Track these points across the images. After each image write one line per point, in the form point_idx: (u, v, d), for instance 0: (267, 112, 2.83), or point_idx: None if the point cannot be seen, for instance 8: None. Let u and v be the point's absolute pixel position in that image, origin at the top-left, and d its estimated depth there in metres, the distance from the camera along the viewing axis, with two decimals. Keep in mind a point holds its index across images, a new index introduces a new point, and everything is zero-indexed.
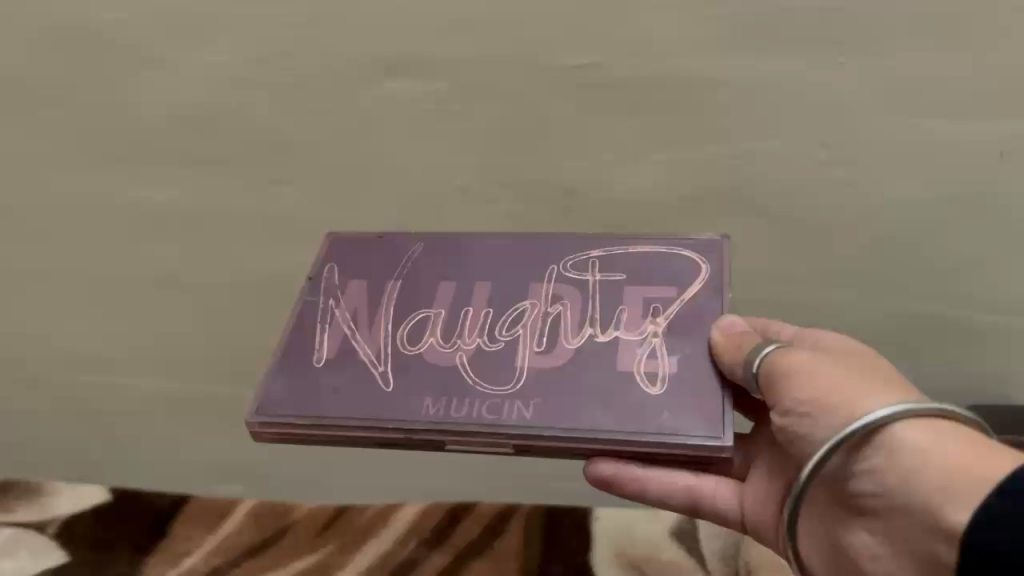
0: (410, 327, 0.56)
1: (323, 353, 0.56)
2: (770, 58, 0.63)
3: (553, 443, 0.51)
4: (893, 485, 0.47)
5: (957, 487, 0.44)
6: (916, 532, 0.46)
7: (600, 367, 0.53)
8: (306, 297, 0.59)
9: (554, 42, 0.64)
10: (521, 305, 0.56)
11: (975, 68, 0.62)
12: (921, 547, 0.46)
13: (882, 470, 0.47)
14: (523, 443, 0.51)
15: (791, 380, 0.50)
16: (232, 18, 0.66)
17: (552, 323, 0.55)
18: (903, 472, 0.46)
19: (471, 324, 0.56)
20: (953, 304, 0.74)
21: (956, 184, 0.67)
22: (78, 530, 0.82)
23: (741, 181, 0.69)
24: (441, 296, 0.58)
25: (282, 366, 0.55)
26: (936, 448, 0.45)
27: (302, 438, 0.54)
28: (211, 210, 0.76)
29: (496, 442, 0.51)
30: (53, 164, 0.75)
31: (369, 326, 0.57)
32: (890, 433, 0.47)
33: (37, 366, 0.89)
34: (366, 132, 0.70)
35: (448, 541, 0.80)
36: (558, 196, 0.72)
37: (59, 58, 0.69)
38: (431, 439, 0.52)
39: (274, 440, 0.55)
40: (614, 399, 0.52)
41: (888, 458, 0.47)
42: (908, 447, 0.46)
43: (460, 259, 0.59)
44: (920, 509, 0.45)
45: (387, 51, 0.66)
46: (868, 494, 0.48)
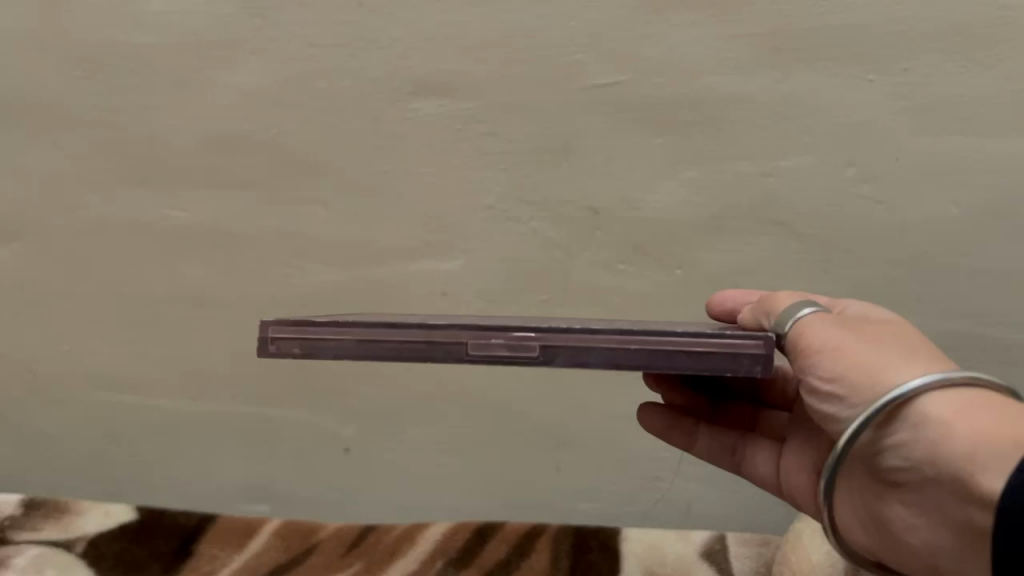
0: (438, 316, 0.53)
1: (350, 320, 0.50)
2: (795, 75, 0.64)
3: (586, 334, 0.43)
4: (921, 461, 0.43)
5: (984, 457, 0.41)
6: (952, 506, 0.43)
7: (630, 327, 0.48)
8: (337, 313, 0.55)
9: (579, 62, 0.66)
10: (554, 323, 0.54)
11: (997, 87, 0.62)
12: (957, 522, 0.43)
13: (909, 445, 0.44)
14: (554, 341, 0.43)
15: (814, 357, 0.47)
16: (263, 41, 0.69)
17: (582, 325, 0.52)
18: (929, 447, 0.43)
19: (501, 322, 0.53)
20: (1013, 330, 0.70)
21: (994, 199, 0.66)
22: (105, 549, 0.82)
23: (770, 199, 0.68)
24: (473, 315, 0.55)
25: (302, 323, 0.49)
26: (962, 418, 0.42)
27: (307, 352, 0.44)
28: (235, 230, 0.77)
29: (524, 341, 0.43)
30: (86, 185, 0.77)
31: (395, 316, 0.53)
32: (912, 408, 0.43)
33: (68, 385, 0.89)
34: (392, 153, 0.71)
35: (475, 561, 0.79)
36: (584, 215, 0.70)
37: (91, 79, 0.72)
38: (451, 342, 0.43)
39: (276, 356, 0.45)
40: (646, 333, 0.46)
41: (913, 433, 0.43)
42: (931, 422, 0.43)
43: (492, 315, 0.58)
44: (950, 480, 0.42)
45: (416, 72, 0.68)
46: (898, 469, 0.45)
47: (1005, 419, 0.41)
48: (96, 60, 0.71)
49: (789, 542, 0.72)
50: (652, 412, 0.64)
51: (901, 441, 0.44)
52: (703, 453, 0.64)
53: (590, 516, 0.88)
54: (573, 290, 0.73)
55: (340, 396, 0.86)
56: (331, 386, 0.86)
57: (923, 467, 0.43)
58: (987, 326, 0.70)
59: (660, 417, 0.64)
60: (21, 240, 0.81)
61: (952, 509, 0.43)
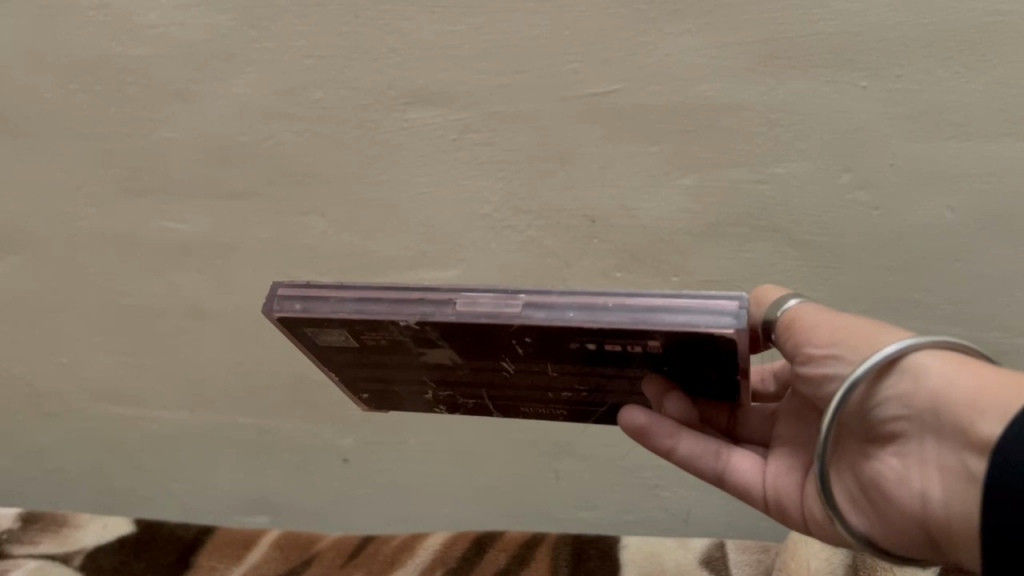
0: (443, 380, 0.59)
1: (365, 355, 0.57)
2: (792, 82, 0.63)
3: (562, 292, 0.50)
4: (921, 410, 0.45)
5: (985, 401, 0.42)
6: (946, 454, 0.44)
7: (614, 368, 0.54)
8: (352, 371, 0.61)
9: (574, 71, 0.65)
10: (552, 398, 0.59)
11: (1000, 90, 0.61)
12: (953, 467, 0.44)
13: (909, 395, 0.45)
14: (534, 298, 0.50)
15: (801, 335, 0.50)
16: (256, 53, 0.68)
17: (571, 391, 0.57)
18: (932, 395, 0.44)
19: (500, 385, 0.58)
20: (998, 329, 0.72)
21: (987, 204, 0.66)
22: (103, 563, 0.82)
23: (766, 204, 0.68)
24: (474, 393, 0.60)
25: (327, 344, 0.56)
26: (964, 370, 0.44)
27: (320, 318, 0.53)
28: (236, 239, 0.77)
29: (508, 298, 0.50)
30: (85, 197, 0.77)
31: (406, 373, 0.59)
32: (915, 362, 0.45)
33: (68, 398, 0.89)
34: (389, 163, 0.71)
35: (474, 570, 0.79)
36: (581, 223, 0.71)
37: (87, 93, 0.71)
38: (442, 301, 0.51)
39: (292, 320, 0.53)
40: (625, 354, 0.51)
41: (912, 384, 0.45)
42: (928, 369, 0.45)
43: (497, 407, 0.62)
44: (952, 425, 0.43)
45: (412, 83, 0.67)
46: (894, 425, 0.47)
47: (1005, 371, 0.43)
48: (91, 73, 0.70)
49: (788, 547, 0.73)
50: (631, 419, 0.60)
51: (897, 393, 0.46)
52: (687, 461, 0.60)
53: (589, 523, 0.89)
54: None
55: (337, 409, 0.85)
56: (328, 399, 0.84)
57: (920, 417, 0.45)
58: (985, 330, 0.72)
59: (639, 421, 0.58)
60: (20, 252, 0.81)
61: (945, 458, 0.44)
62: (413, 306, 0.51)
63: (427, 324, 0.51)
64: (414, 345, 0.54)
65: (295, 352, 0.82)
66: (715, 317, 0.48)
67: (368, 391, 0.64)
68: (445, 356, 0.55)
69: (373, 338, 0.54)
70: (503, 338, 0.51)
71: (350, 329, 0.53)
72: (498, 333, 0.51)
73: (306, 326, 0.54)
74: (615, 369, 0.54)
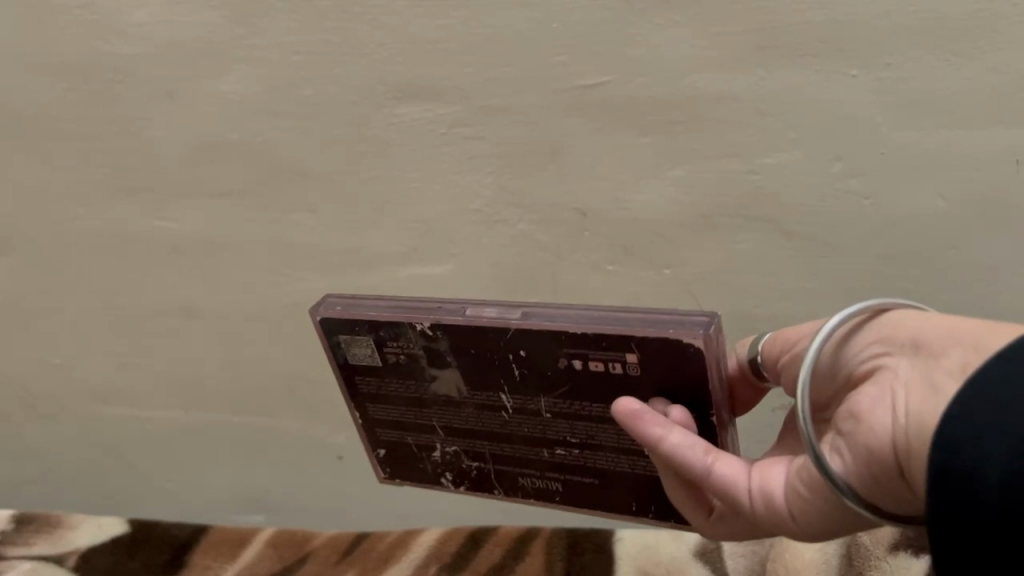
0: (452, 428, 0.61)
1: (386, 387, 0.61)
2: (783, 72, 0.63)
3: (558, 307, 0.55)
4: (898, 348, 0.45)
5: (964, 334, 0.42)
6: (912, 380, 0.43)
7: (601, 407, 0.55)
8: (375, 414, 0.64)
9: (562, 63, 0.64)
10: (546, 461, 0.60)
11: (990, 77, 0.61)
12: (922, 387, 0.42)
13: (889, 339, 0.46)
14: (530, 311, 0.55)
15: (783, 361, 0.53)
16: (244, 50, 0.67)
17: (563, 444, 0.59)
18: (912, 334, 0.45)
19: (501, 436, 0.60)
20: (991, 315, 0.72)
21: (979, 190, 0.66)
22: (96, 563, 0.81)
23: (757, 194, 0.68)
24: (479, 451, 0.62)
25: (353, 364, 0.61)
26: (946, 320, 0.45)
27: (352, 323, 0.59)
28: (226, 237, 0.77)
29: (507, 314, 0.55)
30: (75, 198, 0.76)
31: (419, 414, 0.62)
32: (901, 317, 0.46)
33: (62, 400, 0.89)
34: (379, 158, 0.71)
35: (468, 567, 0.79)
36: (573, 216, 0.71)
37: (75, 92, 0.71)
38: (453, 311, 0.56)
39: (329, 325, 0.59)
40: (609, 381, 0.54)
41: (893, 330, 0.46)
42: (909, 320, 0.46)
43: (500, 480, 0.63)
44: (927, 354, 0.43)
45: (400, 78, 0.67)
46: (865, 370, 0.46)
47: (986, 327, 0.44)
48: (79, 72, 0.70)
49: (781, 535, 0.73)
50: (616, 493, 0.60)
51: (871, 339, 0.47)
52: (674, 460, 0.51)
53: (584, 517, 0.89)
54: (565, 289, 0.76)
55: (331, 407, 0.85)
56: (322, 398, 0.84)
57: (890, 353, 0.45)
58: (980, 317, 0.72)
59: (630, 475, 0.58)
60: (12, 253, 0.80)
61: (912, 385, 0.43)
62: (429, 310, 0.57)
63: (438, 326, 0.56)
64: (427, 362, 0.58)
65: (289, 350, 0.82)
66: (688, 329, 0.51)
67: (384, 446, 0.66)
68: (452, 383, 0.59)
69: (393, 352, 0.59)
70: (502, 349, 0.55)
71: (375, 336, 0.58)
72: (497, 339, 0.55)
73: (339, 333, 0.59)
74: (602, 408, 0.55)
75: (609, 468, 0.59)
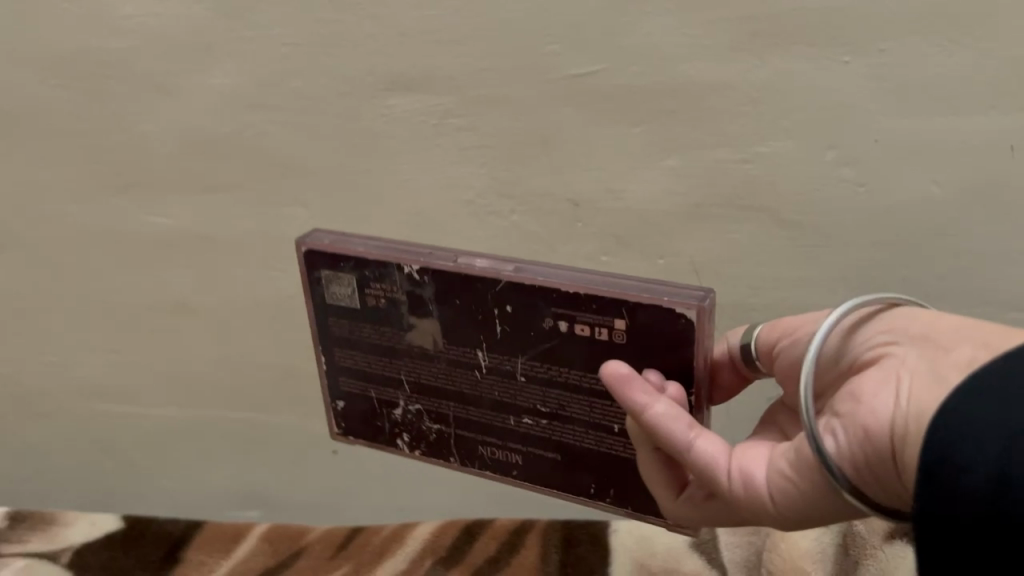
0: (419, 383, 0.60)
1: (359, 332, 0.60)
2: (775, 60, 0.62)
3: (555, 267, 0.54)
4: (907, 340, 0.44)
5: (977, 334, 0.42)
6: (916, 367, 0.42)
7: (578, 374, 0.54)
8: (343, 361, 0.63)
9: (553, 53, 0.64)
10: (510, 429, 0.59)
11: (981, 62, 0.61)
12: (926, 373, 0.42)
13: (898, 332, 0.45)
14: (524, 267, 0.54)
15: (781, 352, 0.53)
16: (235, 43, 0.67)
17: (531, 413, 0.57)
18: (924, 330, 0.44)
19: (468, 398, 0.59)
20: (988, 304, 0.71)
21: (972, 177, 0.65)
22: (90, 560, 0.81)
23: (751, 183, 0.67)
24: (441, 412, 0.60)
25: (330, 305, 0.60)
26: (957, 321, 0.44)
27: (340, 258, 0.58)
28: (218, 231, 0.76)
29: (499, 268, 0.54)
30: (67, 194, 0.76)
31: (388, 365, 0.61)
32: (912, 315, 0.46)
33: (56, 397, 0.89)
34: (370, 151, 0.70)
35: (463, 559, 0.79)
36: (566, 207, 0.71)
37: (66, 88, 0.70)
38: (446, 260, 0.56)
39: (316, 257, 0.59)
40: (590, 347, 0.53)
41: (904, 324, 0.45)
42: (921, 319, 0.45)
43: (458, 446, 0.61)
44: (937, 346, 0.43)
45: (391, 69, 0.66)
46: (870, 359, 0.46)
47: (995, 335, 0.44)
48: (69, 67, 0.70)
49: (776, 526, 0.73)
50: (576, 472, 0.58)
51: (880, 331, 0.46)
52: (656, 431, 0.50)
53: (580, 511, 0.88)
54: None
55: (325, 402, 0.84)
56: (316, 392, 0.84)
57: (898, 344, 0.45)
58: (977, 306, 0.71)
59: (596, 454, 0.57)
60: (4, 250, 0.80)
61: (916, 371, 0.42)
62: (421, 254, 0.56)
63: (427, 270, 0.56)
64: (407, 309, 0.57)
65: (283, 344, 0.82)
66: (683, 300, 0.50)
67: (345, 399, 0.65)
68: (429, 334, 0.58)
69: (374, 294, 0.58)
70: (487, 303, 0.55)
71: (359, 275, 0.58)
72: (483, 292, 0.55)
73: (322, 267, 0.59)
74: (579, 374, 0.54)
75: (575, 445, 0.57)
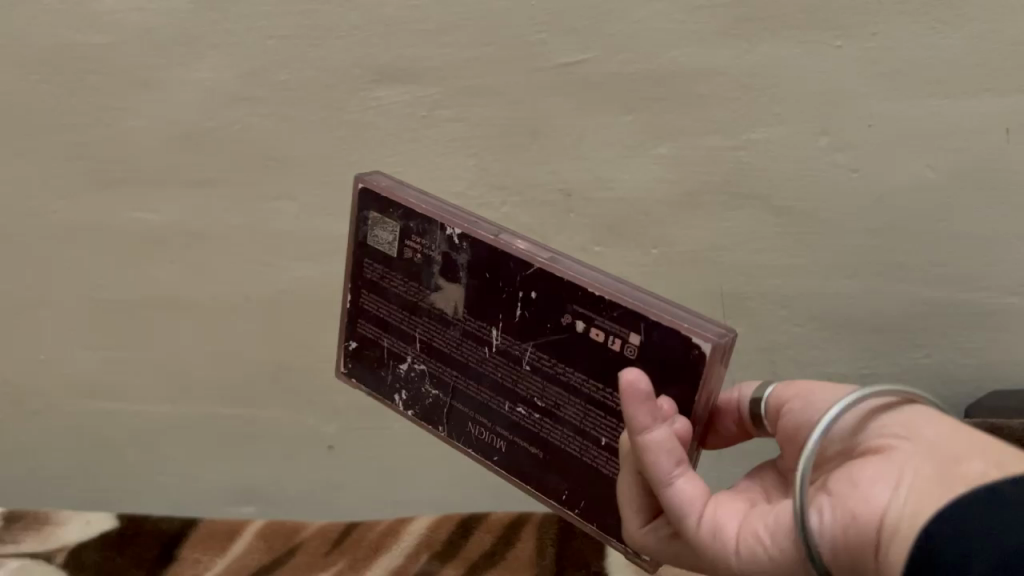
0: (429, 345, 0.59)
1: (389, 280, 0.59)
2: (766, 45, 0.62)
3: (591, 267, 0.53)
4: (914, 440, 0.44)
5: (983, 452, 0.42)
6: (918, 471, 0.42)
7: (581, 376, 0.53)
8: (365, 303, 0.61)
9: (542, 41, 0.63)
10: (503, 415, 0.57)
11: (975, 45, 0.60)
12: (928, 481, 0.42)
13: (906, 430, 0.45)
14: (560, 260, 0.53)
15: (790, 413, 0.51)
16: (219, 36, 0.66)
17: (526, 403, 0.56)
18: (931, 435, 0.44)
19: (471, 373, 0.57)
20: (982, 289, 0.71)
21: (966, 161, 0.65)
22: (86, 559, 0.81)
23: (743, 170, 0.67)
24: (443, 379, 0.59)
25: (368, 246, 0.59)
26: (964, 433, 0.44)
27: (393, 203, 0.57)
28: (207, 226, 0.76)
29: (536, 253, 0.53)
30: (54, 190, 0.75)
31: (405, 320, 0.59)
32: (921, 414, 0.46)
33: (47, 395, 0.88)
34: (359, 143, 0.70)
35: (460, 553, 0.79)
36: (557, 197, 0.70)
37: (48, 83, 0.69)
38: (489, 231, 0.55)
39: (369, 194, 0.58)
40: (600, 355, 0.51)
41: (913, 423, 0.45)
42: (929, 421, 0.45)
43: (449, 418, 0.60)
44: (942, 456, 0.42)
45: (378, 60, 0.66)
46: (877, 446, 0.45)
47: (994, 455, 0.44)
48: (51, 62, 0.68)
49: None
50: (553, 473, 0.56)
51: (895, 421, 0.46)
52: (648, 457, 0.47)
53: None
54: None
55: (320, 396, 0.84)
56: (310, 387, 0.84)
57: (904, 441, 0.44)
58: (971, 291, 0.71)
59: (578, 461, 0.55)
60: None
61: (917, 475, 0.42)
62: (467, 219, 0.55)
63: (467, 237, 0.54)
64: (437, 271, 0.56)
65: (275, 339, 0.81)
66: (700, 329, 0.48)
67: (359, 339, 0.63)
68: (452, 300, 0.56)
69: (412, 247, 0.57)
70: (514, 283, 0.53)
71: (404, 224, 0.57)
72: (514, 271, 0.53)
73: (372, 208, 0.58)
74: (582, 376, 0.53)
75: (562, 447, 0.55)
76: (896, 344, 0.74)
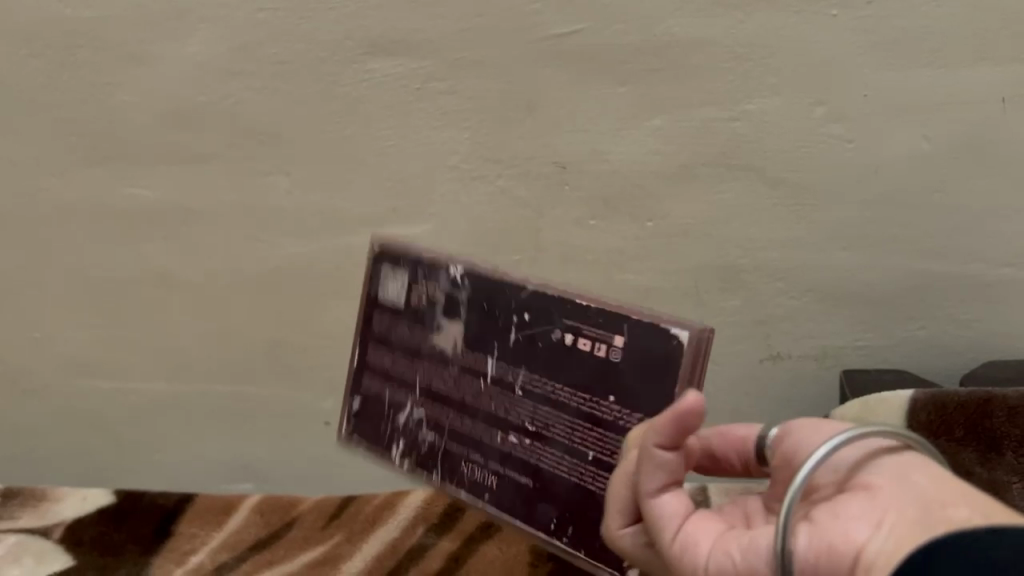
0: (429, 389, 0.58)
1: (396, 330, 0.60)
2: (757, 15, 0.62)
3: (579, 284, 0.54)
4: (904, 479, 0.39)
5: (978, 505, 0.37)
6: (904, 515, 0.37)
7: (570, 392, 0.52)
8: (371, 358, 0.61)
9: (535, 12, 0.64)
10: (495, 448, 0.56)
11: (964, 12, 0.61)
12: (913, 525, 0.36)
13: (898, 467, 0.39)
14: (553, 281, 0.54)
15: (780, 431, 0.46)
16: (212, 9, 0.67)
17: (518, 430, 0.54)
18: (925, 478, 0.39)
19: (465, 408, 0.57)
20: (979, 262, 0.70)
21: (961, 130, 0.65)
22: (83, 534, 0.81)
23: (738, 141, 0.67)
24: (440, 422, 0.58)
25: (378, 300, 0.61)
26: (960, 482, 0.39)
27: (404, 257, 0.59)
28: (199, 202, 0.75)
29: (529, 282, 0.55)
30: (45, 168, 0.75)
31: (408, 366, 0.59)
32: (918, 455, 0.40)
33: (42, 374, 0.88)
34: (351, 117, 0.70)
35: (456, 527, 0.79)
36: (552, 171, 0.69)
37: (40, 58, 0.70)
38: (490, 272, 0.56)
39: (384, 249, 0.60)
40: (588, 366, 0.52)
41: (908, 463, 0.40)
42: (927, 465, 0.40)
43: (444, 462, 0.58)
44: (934, 501, 0.37)
45: (371, 30, 0.66)
46: (863, 481, 0.40)
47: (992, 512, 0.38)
48: (44, 38, 0.69)
49: None
50: (541, 503, 0.54)
51: (890, 458, 0.40)
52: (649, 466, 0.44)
53: None
54: (546, 249, 0.73)
55: (315, 373, 0.84)
56: (306, 365, 0.84)
57: (892, 480, 0.39)
58: (968, 263, 0.70)
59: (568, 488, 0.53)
60: None
61: (902, 518, 0.37)
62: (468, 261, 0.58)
63: (468, 274, 0.56)
64: (440, 313, 0.58)
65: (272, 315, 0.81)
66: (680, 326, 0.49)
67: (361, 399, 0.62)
68: (452, 340, 0.57)
69: (418, 294, 0.59)
70: (510, 308, 0.55)
71: (412, 273, 0.59)
72: (509, 297, 0.55)
73: (384, 263, 0.60)
74: (571, 392, 0.52)
75: (552, 473, 0.54)
76: (895, 318, 0.73)
